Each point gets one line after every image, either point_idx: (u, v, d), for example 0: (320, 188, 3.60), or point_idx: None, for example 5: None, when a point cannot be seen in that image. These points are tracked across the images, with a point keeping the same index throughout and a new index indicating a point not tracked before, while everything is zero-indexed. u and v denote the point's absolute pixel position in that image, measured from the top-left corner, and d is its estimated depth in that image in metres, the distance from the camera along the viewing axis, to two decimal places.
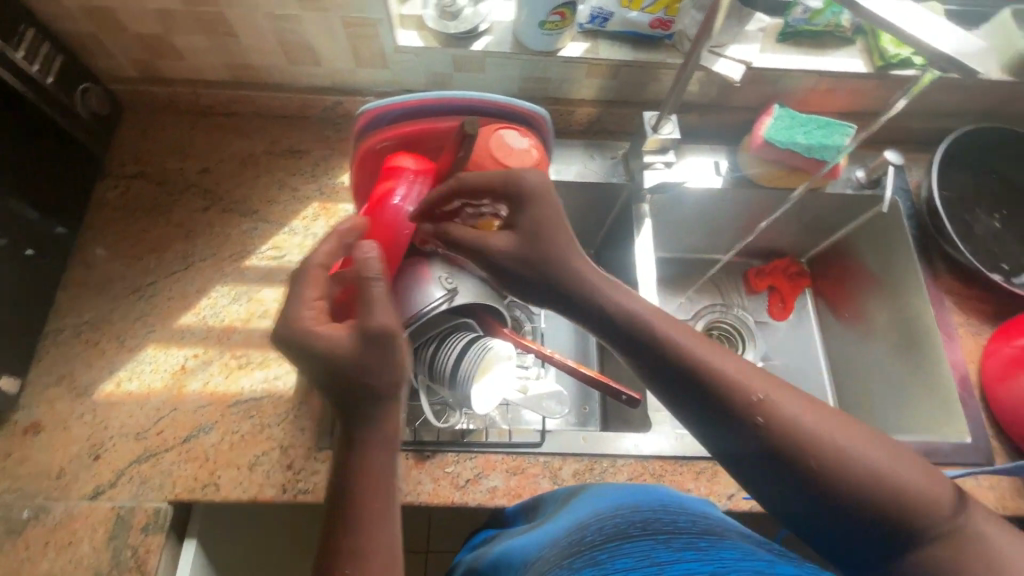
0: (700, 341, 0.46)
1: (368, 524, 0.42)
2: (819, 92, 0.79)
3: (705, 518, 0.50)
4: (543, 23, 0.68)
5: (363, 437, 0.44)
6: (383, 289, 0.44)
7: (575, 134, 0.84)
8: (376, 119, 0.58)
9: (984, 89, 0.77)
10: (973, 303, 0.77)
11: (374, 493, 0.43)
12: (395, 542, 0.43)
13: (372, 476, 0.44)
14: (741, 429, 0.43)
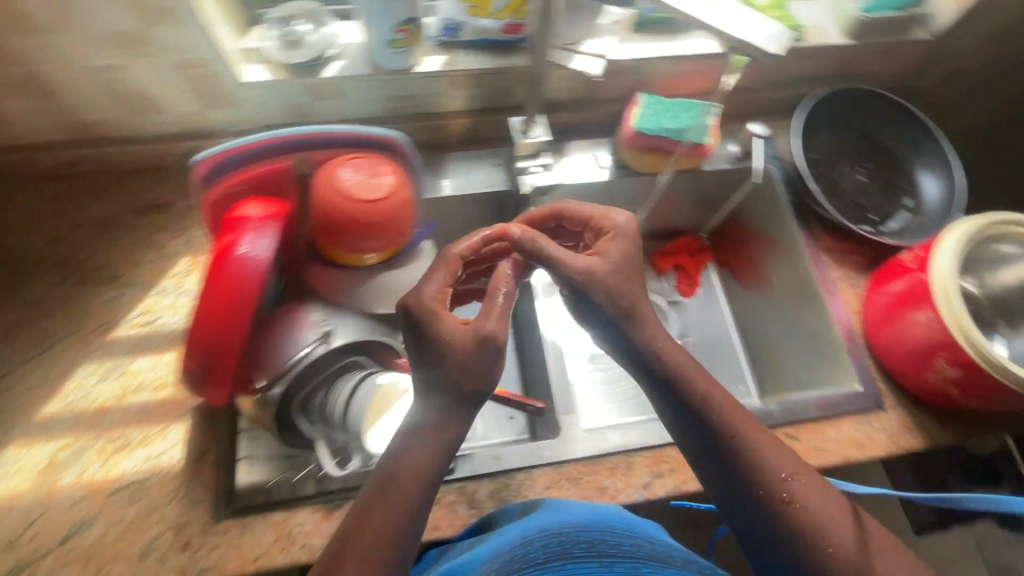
0: (748, 422, 0.56)
1: (402, 531, 0.47)
2: (680, 76, 0.80)
3: (647, 538, 0.55)
4: (390, 41, 0.66)
5: (416, 447, 0.48)
6: (502, 302, 0.51)
7: (454, 146, 0.82)
8: (222, 164, 0.54)
9: (830, 54, 0.81)
10: (852, 256, 0.81)
11: (411, 496, 0.47)
12: (411, 540, 0.47)
13: (412, 481, 0.48)
14: (770, 500, 0.53)
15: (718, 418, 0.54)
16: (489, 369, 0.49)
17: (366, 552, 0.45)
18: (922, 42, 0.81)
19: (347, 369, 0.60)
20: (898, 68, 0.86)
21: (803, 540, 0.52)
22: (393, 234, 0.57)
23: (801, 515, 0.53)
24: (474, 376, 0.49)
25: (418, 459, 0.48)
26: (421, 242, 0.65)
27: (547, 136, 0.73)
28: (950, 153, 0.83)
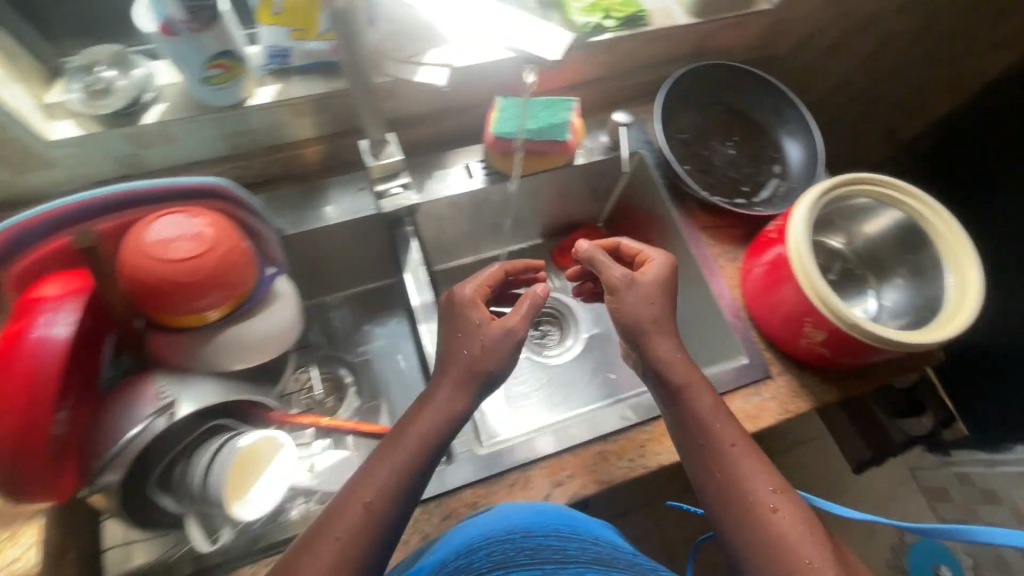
0: (749, 445, 0.58)
1: (370, 510, 0.50)
2: (537, 74, 0.79)
3: (594, 541, 0.54)
4: (206, 78, 0.61)
5: (439, 416, 0.56)
6: (531, 303, 0.61)
7: (315, 175, 0.79)
8: (28, 231, 0.46)
9: (680, 35, 0.81)
10: (728, 231, 0.82)
11: (414, 462, 0.54)
12: (408, 496, 0.53)
13: (420, 444, 0.54)
14: (754, 512, 0.53)
15: (691, 407, 0.59)
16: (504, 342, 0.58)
17: (371, 501, 0.50)
18: (765, 12, 0.83)
19: (209, 435, 0.57)
20: (749, 39, 0.88)
21: (760, 545, 0.52)
22: (227, 287, 0.54)
23: (759, 511, 0.53)
24: (486, 354, 0.58)
25: (429, 428, 0.55)
26: (270, 283, 0.61)
27: (399, 155, 0.69)
28: (807, 117, 0.85)
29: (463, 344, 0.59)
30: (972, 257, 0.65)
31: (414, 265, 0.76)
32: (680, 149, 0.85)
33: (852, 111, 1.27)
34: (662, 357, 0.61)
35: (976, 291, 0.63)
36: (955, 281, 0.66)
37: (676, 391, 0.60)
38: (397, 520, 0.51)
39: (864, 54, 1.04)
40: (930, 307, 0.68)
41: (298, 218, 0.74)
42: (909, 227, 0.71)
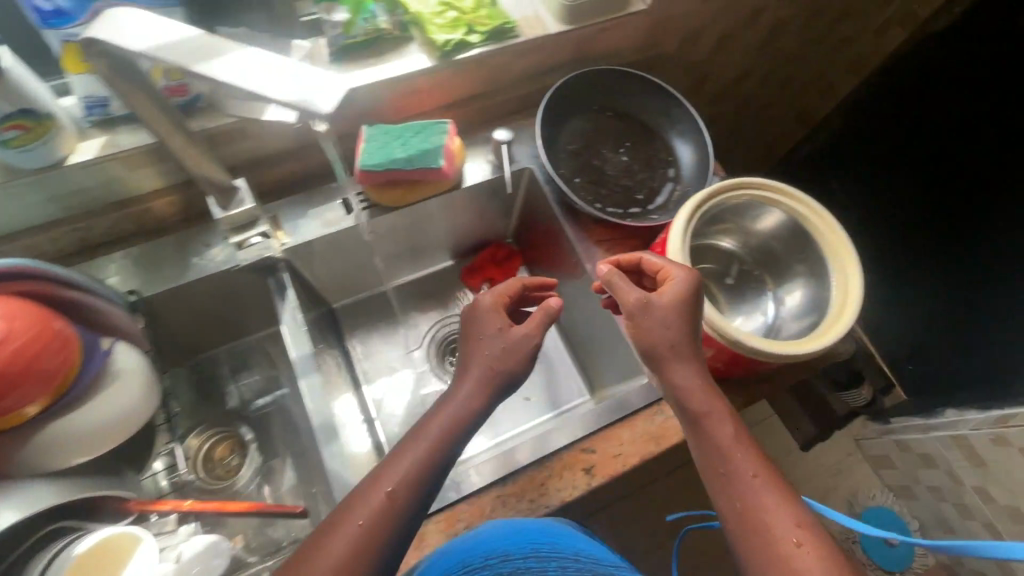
0: (784, 488, 0.52)
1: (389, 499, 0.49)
2: (407, 96, 0.74)
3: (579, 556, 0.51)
4: (4, 142, 0.54)
5: (468, 406, 0.56)
6: (545, 313, 0.59)
7: (174, 227, 0.73)
8: None
9: (555, 43, 0.78)
10: (625, 243, 0.79)
11: (433, 464, 0.52)
12: (427, 491, 0.51)
13: (441, 435, 0.54)
14: (779, 554, 0.48)
15: (706, 432, 0.55)
16: (516, 339, 0.58)
17: (392, 490, 0.49)
18: (641, 12, 0.80)
19: (40, 544, 0.51)
20: (632, 40, 0.85)
21: None
22: (43, 377, 0.49)
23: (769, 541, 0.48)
24: (500, 359, 0.57)
25: (455, 417, 0.55)
26: (100, 367, 0.56)
27: (251, 202, 0.64)
28: (694, 117, 0.82)
29: (480, 354, 0.58)
30: (851, 254, 0.65)
31: (290, 313, 0.71)
32: (570, 162, 0.82)
33: (761, 98, 1.26)
34: (677, 380, 0.57)
35: (857, 288, 0.63)
36: (838, 279, 0.66)
37: (694, 419, 0.56)
38: (412, 516, 0.50)
39: (758, 42, 1.03)
40: (819, 307, 0.67)
41: (157, 279, 0.69)
42: (792, 226, 0.70)
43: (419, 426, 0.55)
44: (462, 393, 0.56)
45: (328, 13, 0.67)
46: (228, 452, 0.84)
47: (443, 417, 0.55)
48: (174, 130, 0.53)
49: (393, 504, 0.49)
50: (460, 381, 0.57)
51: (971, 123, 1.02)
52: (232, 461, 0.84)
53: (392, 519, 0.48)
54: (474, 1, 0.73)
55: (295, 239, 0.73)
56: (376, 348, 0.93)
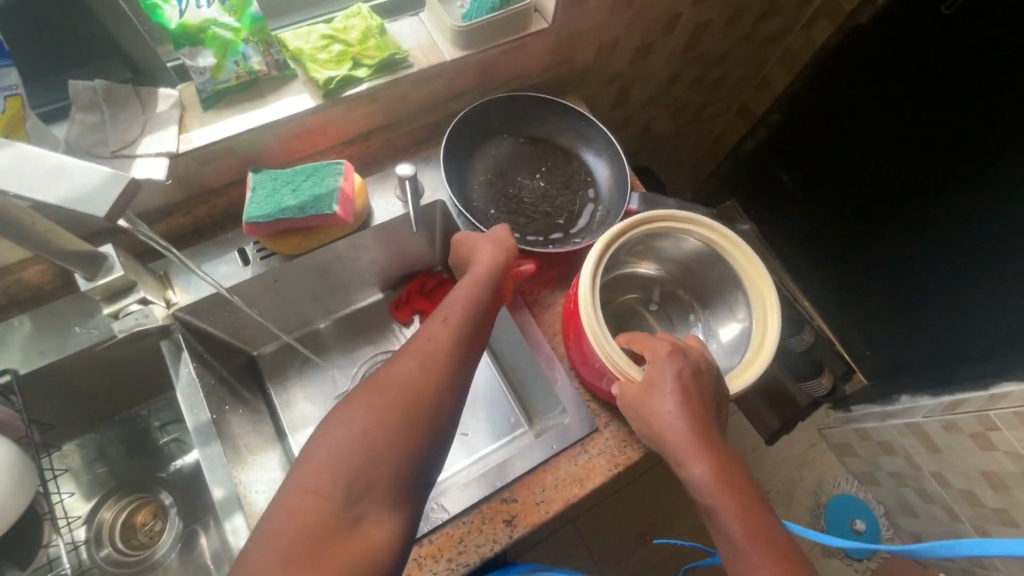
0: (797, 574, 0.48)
1: (437, 329, 0.55)
2: (297, 137, 0.69)
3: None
4: None
5: (489, 275, 0.61)
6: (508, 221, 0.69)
7: (53, 294, 0.68)
8: None
9: (454, 69, 0.74)
10: (544, 273, 0.77)
11: (469, 324, 0.56)
12: (477, 320, 0.57)
13: (468, 285, 0.59)
14: None
15: (718, 522, 0.51)
16: (491, 237, 0.66)
17: (443, 321, 0.56)
18: (544, 30, 0.77)
19: None
20: (542, 58, 0.82)
21: None
22: None
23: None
24: (489, 251, 0.64)
25: (475, 289, 0.59)
26: None
27: (121, 270, 0.59)
28: (606, 134, 0.79)
29: (482, 252, 0.64)
30: (766, 278, 0.63)
31: (183, 379, 0.68)
32: (483, 193, 0.79)
33: (696, 99, 1.24)
34: (686, 477, 0.53)
35: (775, 316, 0.61)
36: (756, 305, 0.63)
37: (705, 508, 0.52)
38: (466, 344, 0.55)
39: (680, 48, 1.01)
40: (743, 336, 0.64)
41: (35, 354, 0.64)
42: (706, 250, 0.67)
43: (451, 295, 0.59)
44: (478, 270, 0.61)
45: (190, 58, 0.61)
46: (150, 517, 0.79)
47: (462, 292, 0.59)
48: (7, 202, 0.47)
49: (435, 346, 0.53)
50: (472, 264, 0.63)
51: (936, 115, 0.96)
52: (155, 527, 0.78)
53: (438, 355, 0.53)
54: (360, 31, 0.69)
55: (190, 296, 0.69)
56: (298, 393, 0.86)
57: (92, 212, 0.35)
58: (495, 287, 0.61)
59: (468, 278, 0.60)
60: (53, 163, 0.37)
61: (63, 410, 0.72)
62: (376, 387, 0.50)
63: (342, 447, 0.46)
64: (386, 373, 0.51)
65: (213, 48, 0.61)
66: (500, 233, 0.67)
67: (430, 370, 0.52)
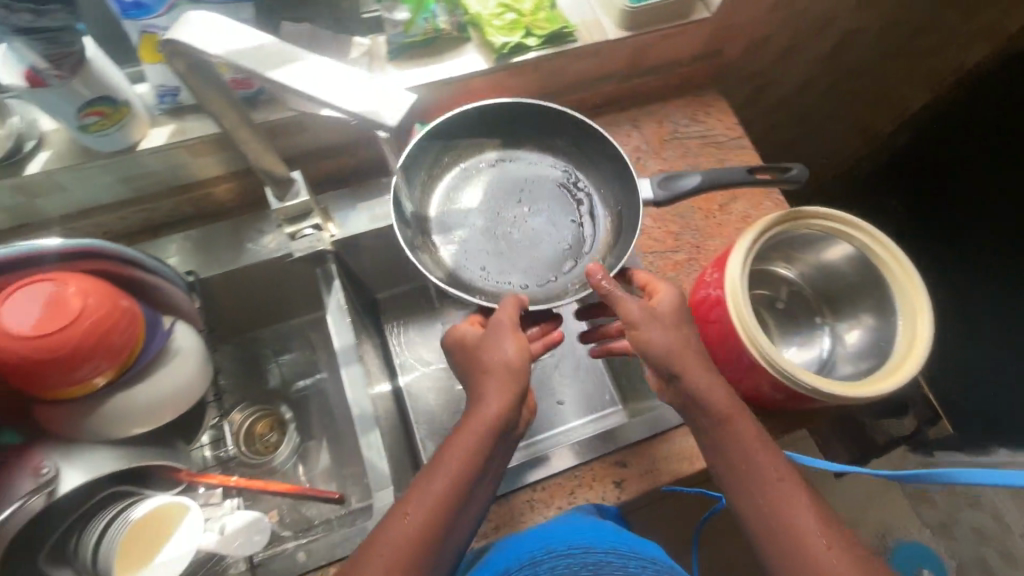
0: None
1: (434, 489, 0.51)
2: (461, 97, 0.74)
3: (651, 559, 0.54)
4: (83, 126, 0.58)
5: (493, 420, 0.54)
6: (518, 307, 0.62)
7: (231, 212, 0.76)
8: None
9: (614, 48, 0.77)
10: (672, 258, 0.78)
11: (464, 490, 0.52)
12: (474, 482, 0.53)
13: (473, 438, 0.53)
14: None
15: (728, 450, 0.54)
16: (503, 347, 0.58)
17: (441, 486, 0.51)
18: (705, 19, 0.78)
19: (109, 503, 0.56)
20: (693, 47, 0.83)
21: None
22: (106, 352, 0.51)
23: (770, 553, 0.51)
24: (492, 387, 0.56)
25: (477, 443, 0.53)
26: (158, 346, 0.57)
27: (305, 196, 0.65)
28: (593, 129, 0.70)
29: (487, 381, 0.57)
30: (923, 298, 0.61)
31: (335, 305, 0.73)
32: (462, 253, 0.72)
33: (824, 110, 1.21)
34: None
35: (924, 340, 0.59)
36: (904, 326, 0.61)
37: (719, 423, 0.55)
38: (464, 511, 0.52)
39: (822, 55, 0.99)
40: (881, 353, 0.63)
41: (218, 257, 0.73)
42: (859, 258, 0.66)
43: (446, 448, 0.53)
44: (480, 417, 0.54)
45: (389, 12, 0.69)
46: (269, 429, 0.86)
47: (460, 451, 0.53)
48: (239, 131, 0.54)
49: (428, 524, 0.50)
50: (480, 398, 0.56)
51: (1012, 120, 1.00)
52: (272, 439, 0.85)
53: (434, 526, 0.50)
54: (534, 3, 0.72)
55: (345, 231, 0.75)
56: (412, 337, 0.92)
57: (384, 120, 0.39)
58: (499, 433, 0.55)
59: (468, 426, 0.54)
60: (349, 74, 0.41)
61: (221, 315, 0.81)
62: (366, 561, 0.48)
63: None
64: (378, 547, 0.49)
65: (409, 5, 0.68)
66: (510, 338, 0.59)
67: (427, 545, 0.49)
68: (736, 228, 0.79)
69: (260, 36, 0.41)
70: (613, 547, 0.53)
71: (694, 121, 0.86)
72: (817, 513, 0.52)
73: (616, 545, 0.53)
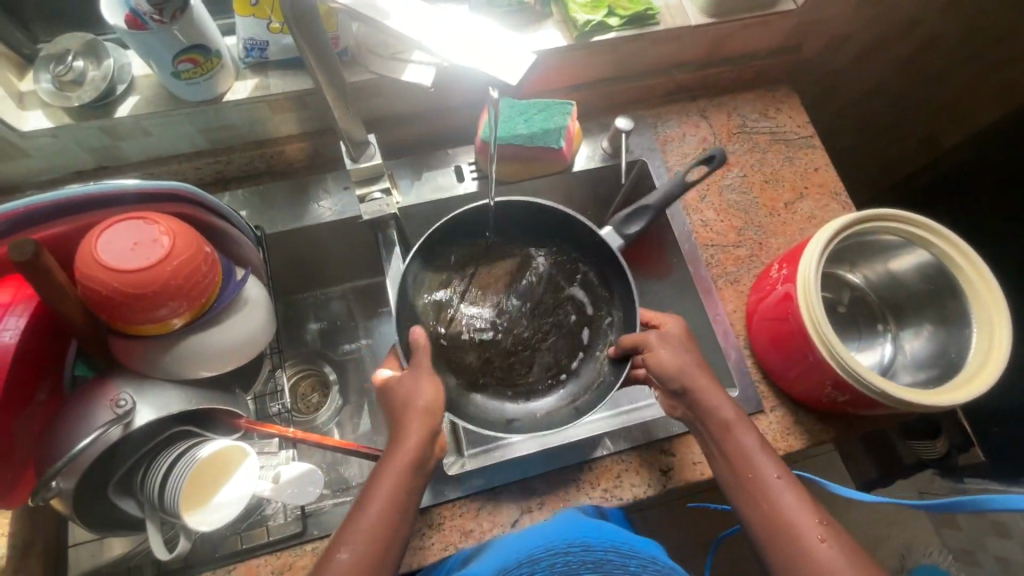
0: None
1: (363, 522, 0.50)
2: (536, 73, 0.74)
3: (652, 559, 0.51)
4: (176, 73, 0.59)
5: (413, 460, 0.54)
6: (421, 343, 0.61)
7: (299, 171, 0.77)
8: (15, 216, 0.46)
9: (693, 35, 0.76)
10: (732, 252, 0.77)
11: (398, 522, 0.51)
12: (404, 516, 0.52)
13: (408, 470, 0.53)
14: None
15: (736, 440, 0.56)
16: (418, 389, 0.57)
17: (378, 515, 0.51)
18: (789, 12, 0.76)
19: (175, 443, 0.57)
20: (771, 40, 0.82)
21: None
22: (189, 295, 0.52)
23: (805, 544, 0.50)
24: (412, 426, 0.55)
25: (407, 479, 0.53)
26: (232, 294, 0.58)
27: (379, 158, 0.65)
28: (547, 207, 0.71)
29: (409, 421, 0.56)
30: (1002, 311, 0.58)
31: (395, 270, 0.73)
32: (496, 387, 0.72)
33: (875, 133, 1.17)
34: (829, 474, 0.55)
35: (1002, 352, 0.56)
36: (979, 337, 0.59)
37: (725, 421, 0.57)
38: (393, 544, 0.51)
39: (899, 59, 0.96)
40: (950, 365, 0.61)
41: (285, 217, 0.74)
42: (932, 268, 0.63)
43: (376, 481, 0.53)
44: (403, 454, 0.53)
45: None
46: (311, 390, 0.85)
47: (390, 486, 0.52)
48: (323, 87, 0.54)
49: (370, 552, 0.49)
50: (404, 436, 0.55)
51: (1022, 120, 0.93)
52: (314, 399, 0.84)
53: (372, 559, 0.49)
54: None
55: (409, 199, 0.76)
56: None
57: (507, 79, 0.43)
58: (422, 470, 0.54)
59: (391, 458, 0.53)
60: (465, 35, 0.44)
61: (278, 273, 0.82)
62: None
63: None
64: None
65: None
66: (429, 382, 0.58)
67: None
68: (799, 228, 0.77)
69: None
70: (613, 546, 0.50)
71: (764, 117, 0.84)
72: (829, 518, 0.52)
73: (617, 542, 0.51)
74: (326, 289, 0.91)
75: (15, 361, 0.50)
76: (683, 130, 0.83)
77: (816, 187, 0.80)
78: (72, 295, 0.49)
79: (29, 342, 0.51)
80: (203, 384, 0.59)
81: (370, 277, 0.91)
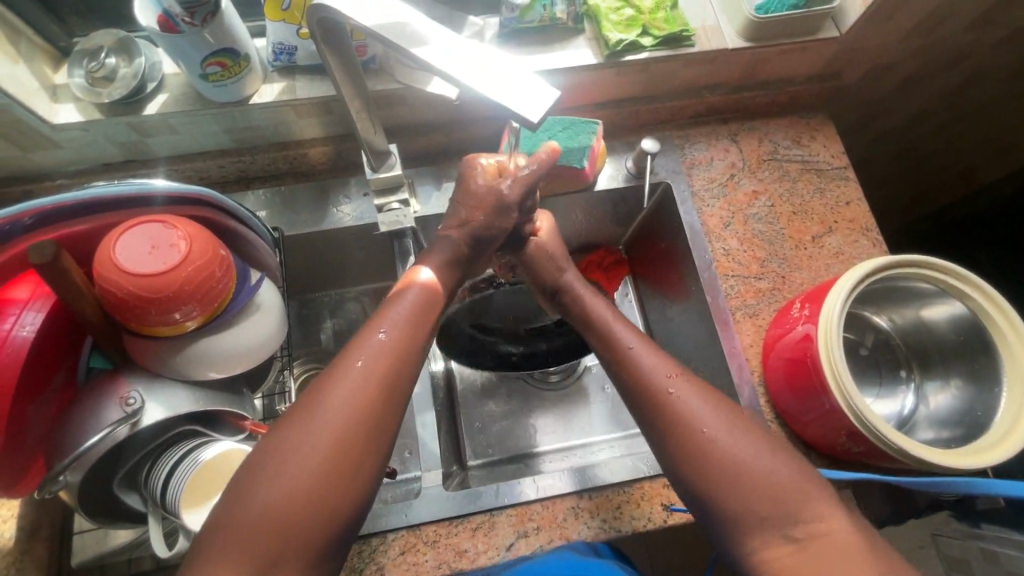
0: None
1: (362, 362, 0.48)
2: (563, 89, 0.73)
3: None
4: (204, 75, 0.59)
5: (418, 295, 0.54)
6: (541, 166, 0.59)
7: (321, 174, 0.77)
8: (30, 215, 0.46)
9: (729, 58, 0.74)
10: (753, 284, 0.74)
11: (419, 320, 0.53)
12: None
13: (420, 292, 0.54)
14: None
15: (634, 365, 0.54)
16: None
17: (363, 364, 0.48)
18: (831, 40, 0.74)
19: (179, 442, 0.57)
20: (809, 67, 0.79)
21: None
22: (202, 300, 0.52)
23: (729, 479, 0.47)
24: None
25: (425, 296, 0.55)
26: (245, 297, 0.58)
27: (399, 169, 0.65)
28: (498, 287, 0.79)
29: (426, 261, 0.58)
30: None
31: None
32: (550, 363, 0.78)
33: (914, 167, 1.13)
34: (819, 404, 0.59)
35: None
36: (1010, 399, 0.56)
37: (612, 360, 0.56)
38: (412, 356, 0.51)
39: (945, 91, 0.92)
40: (976, 425, 0.58)
41: (303, 218, 0.74)
42: (965, 320, 0.60)
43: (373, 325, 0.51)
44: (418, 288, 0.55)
45: None
46: None
47: (390, 318, 0.52)
48: (348, 102, 0.53)
49: (372, 383, 0.47)
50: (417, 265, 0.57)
51: None
52: None
53: (379, 380, 0.48)
54: (654, 1, 0.70)
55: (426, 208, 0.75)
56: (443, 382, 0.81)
57: (528, 116, 0.39)
58: (379, 445, 0.47)
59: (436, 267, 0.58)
60: (487, 71, 0.40)
61: (294, 273, 0.83)
62: (306, 418, 0.46)
63: (286, 497, 0.43)
64: (322, 406, 0.46)
65: None
66: (450, 237, 0.60)
67: (360, 412, 0.46)
68: (826, 264, 0.75)
69: (397, 12, 0.42)
70: None
71: (797, 145, 0.82)
72: None
73: None
74: (340, 290, 0.91)
75: (27, 358, 0.51)
76: (712, 154, 0.80)
77: (847, 222, 0.77)
78: (89, 294, 0.49)
79: (45, 336, 0.52)
80: (213, 384, 0.60)
81: (386, 280, 0.91)
